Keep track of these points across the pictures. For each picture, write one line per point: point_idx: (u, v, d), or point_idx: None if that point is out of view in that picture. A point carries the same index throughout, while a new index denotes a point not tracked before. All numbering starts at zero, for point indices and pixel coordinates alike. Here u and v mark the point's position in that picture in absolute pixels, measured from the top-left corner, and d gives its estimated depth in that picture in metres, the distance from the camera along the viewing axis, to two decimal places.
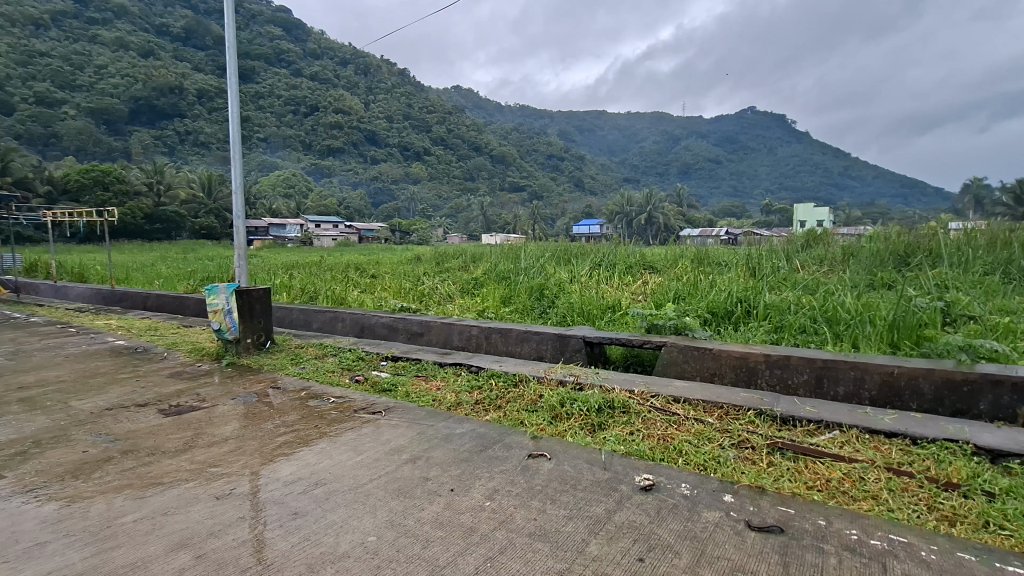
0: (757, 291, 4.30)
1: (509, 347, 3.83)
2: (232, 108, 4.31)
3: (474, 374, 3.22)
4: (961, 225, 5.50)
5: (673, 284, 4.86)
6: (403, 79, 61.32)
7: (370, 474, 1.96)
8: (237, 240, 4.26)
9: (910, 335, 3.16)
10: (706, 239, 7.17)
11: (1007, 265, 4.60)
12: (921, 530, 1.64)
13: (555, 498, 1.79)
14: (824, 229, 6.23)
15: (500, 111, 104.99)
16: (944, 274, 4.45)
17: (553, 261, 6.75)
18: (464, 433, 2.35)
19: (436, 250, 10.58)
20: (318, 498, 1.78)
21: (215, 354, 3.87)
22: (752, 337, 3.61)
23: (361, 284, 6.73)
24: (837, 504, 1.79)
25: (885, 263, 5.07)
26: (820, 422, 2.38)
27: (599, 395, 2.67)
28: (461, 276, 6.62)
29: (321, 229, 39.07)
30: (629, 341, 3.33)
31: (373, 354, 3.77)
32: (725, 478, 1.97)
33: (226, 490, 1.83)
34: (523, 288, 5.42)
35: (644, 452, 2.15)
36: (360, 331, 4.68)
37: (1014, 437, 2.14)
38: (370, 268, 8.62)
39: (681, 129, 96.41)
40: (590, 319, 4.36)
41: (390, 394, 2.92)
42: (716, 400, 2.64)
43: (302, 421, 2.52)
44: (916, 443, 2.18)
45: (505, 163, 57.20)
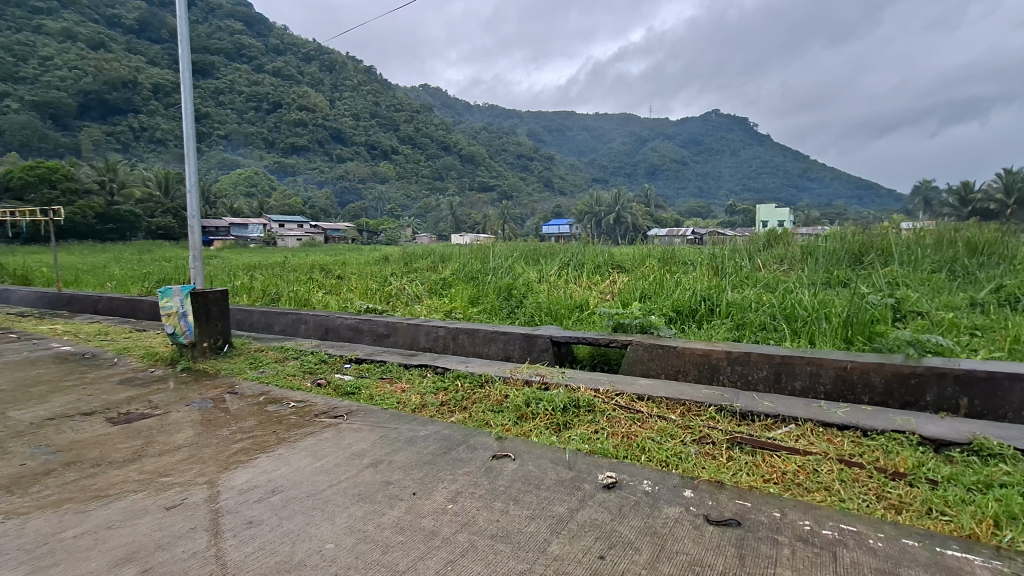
0: (719, 289, 4.39)
1: (477, 347, 3.82)
2: (184, 103, 4.14)
3: (440, 375, 3.20)
4: (913, 225, 5.75)
5: (639, 284, 4.92)
6: (370, 77, 60.52)
7: (330, 479, 1.91)
8: (192, 240, 4.11)
9: (862, 331, 3.28)
10: (672, 239, 7.29)
11: (953, 263, 4.84)
12: (870, 519, 1.71)
13: (518, 498, 1.79)
14: (784, 229, 6.39)
15: (469, 110, 104.86)
16: (895, 273, 4.64)
17: (522, 261, 6.76)
18: (427, 435, 2.32)
19: (404, 250, 10.47)
20: (275, 505, 1.73)
21: (170, 358, 3.72)
22: (714, 335, 3.70)
23: (325, 285, 6.61)
24: (791, 496, 1.85)
25: (841, 262, 5.26)
26: (777, 417, 2.45)
27: (564, 394, 2.68)
28: (429, 276, 6.55)
29: (285, 229, 38.10)
30: (595, 341, 3.36)
31: (337, 356, 3.70)
32: (687, 474, 2.00)
33: (177, 500, 1.76)
34: (492, 288, 5.40)
35: (609, 450, 2.17)
36: (324, 333, 4.58)
37: (956, 427, 2.25)
38: (335, 268, 8.49)
39: (648, 130, 98.09)
40: (558, 318, 4.37)
41: (354, 397, 2.87)
42: (679, 397, 2.68)
43: (260, 427, 2.44)
44: (866, 435, 2.27)
45: (474, 163, 57.11)
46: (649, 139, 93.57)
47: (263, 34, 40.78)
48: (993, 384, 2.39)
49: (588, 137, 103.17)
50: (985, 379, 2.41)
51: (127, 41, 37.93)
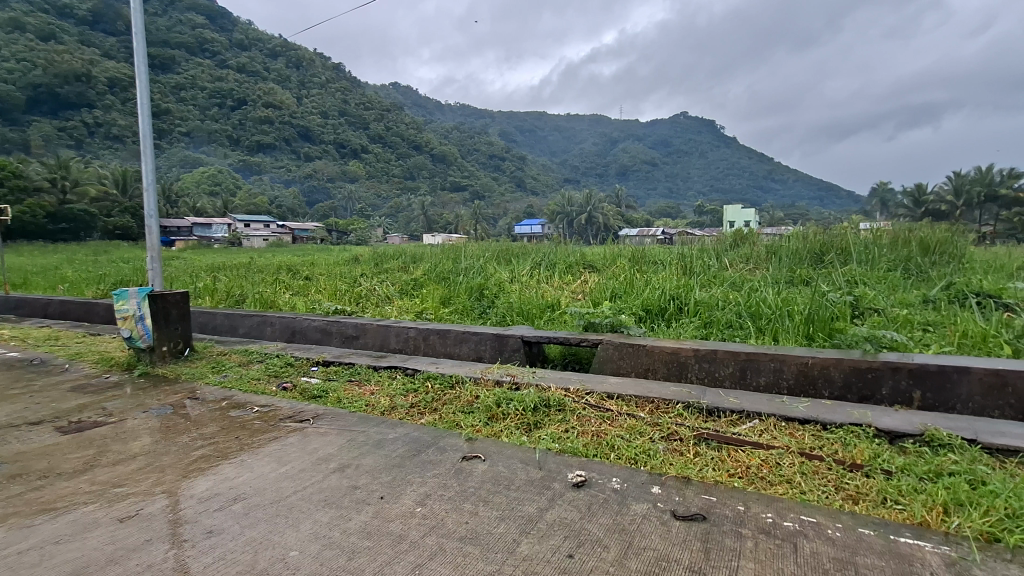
0: (688, 288, 4.47)
1: (448, 348, 3.79)
2: (140, 99, 3.98)
3: (410, 377, 3.16)
4: (871, 225, 5.98)
5: (609, 283, 4.96)
6: (338, 74, 59.46)
7: (295, 485, 1.87)
8: (148, 240, 3.95)
9: (823, 328, 3.39)
10: (643, 239, 7.38)
11: (908, 262, 5.06)
12: (827, 510, 1.76)
13: (488, 499, 1.79)
14: (751, 229, 6.55)
15: (440, 109, 104.42)
16: (853, 272, 4.83)
17: (493, 261, 6.76)
18: (396, 438, 2.29)
19: (374, 250, 10.34)
20: (236, 513, 1.68)
21: (126, 363, 3.58)
22: (683, 333, 3.77)
23: (292, 287, 6.47)
24: (754, 490, 1.89)
25: (803, 261, 5.43)
26: (742, 412, 2.51)
27: (534, 394, 2.68)
28: (400, 277, 6.47)
29: (251, 229, 37.12)
30: (566, 340, 3.38)
31: (303, 359, 3.62)
32: (654, 470, 2.03)
33: (132, 511, 1.69)
34: (463, 288, 5.38)
35: (578, 448, 2.18)
36: (291, 335, 4.48)
37: (909, 419, 2.34)
38: (304, 269, 8.33)
39: (619, 131, 99.39)
40: (529, 318, 4.38)
41: (321, 400, 2.81)
42: (648, 395, 2.72)
43: (221, 433, 2.36)
44: (825, 428, 2.34)
45: (445, 162, 56.81)
46: (620, 140, 94.77)
47: (227, 28, 39.55)
48: (944, 377, 2.50)
49: (559, 138, 103.77)
50: (936, 373, 2.52)
51: (80, 32, 36.25)
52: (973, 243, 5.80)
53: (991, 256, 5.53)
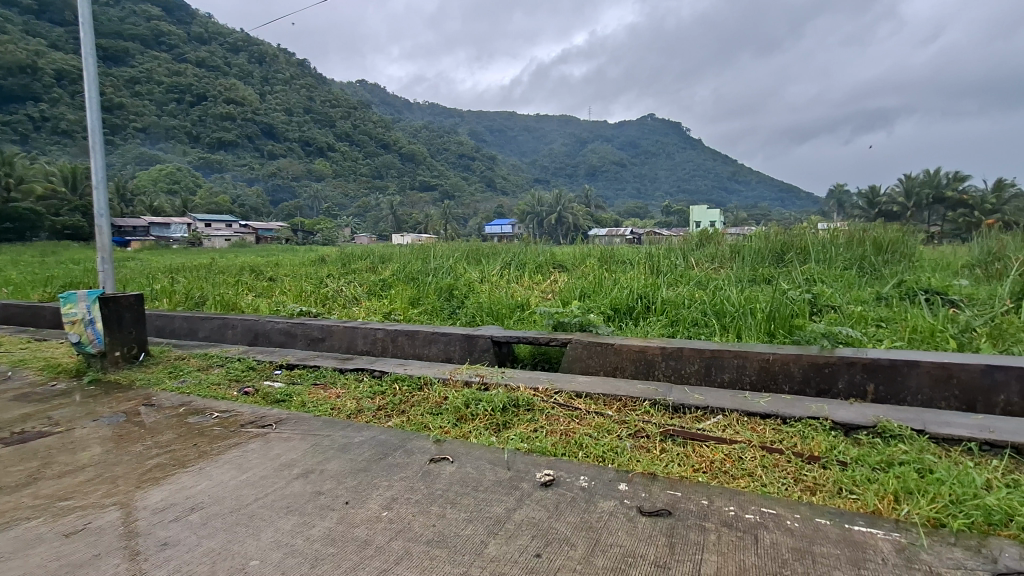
0: (655, 287, 4.55)
1: (417, 349, 3.75)
2: (88, 93, 3.80)
3: (377, 379, 3.11)
4: (828, 225, 6.20)
5: (578, 283, 5.00)
6: (303, 71, 58.23)
7: (256, 492, 1.82)
8: (99, 241, 3.78)
9: (783, 325, 3.50)
10: (612, 239, 7.46)
11: (862, 261, 5.27)
12: (787, 501, 1.82)
13: (456, 501, 1.77)
14: (716, 229, 6.70)
15: (409, 107, 103.29)
16: (812, 270, 5.01)
17: (463, 261, 6.73)
18: (362, 441, 2.26)
19: (342, 250, 10.18)
20: (193, 523, 1.62)
21: (75, 371, 3.42)
22: (651, 331, 3.84)
23: (256, 288, 6.30)
24: (717, 484, 1.94)
25: (764, 260, 5.61)
26: (706, 409, 2.57)
27: (503, 394, 2.68)
28: (367, 278, 6.36)
29: (212, 229, 35.85)
30: (535, 340, 3.39)
31: (266, 362, 3.52)
32: (621, 467, 2.05)
33: (79, 525, 1.61)
34: (433, 288, 5.34)
35: (546, 448, 2.19)
36: (253, 338, 4.36)
37: (864, 412, 2.44)
38: (268, 270, 8.11)
39: (588, 132, 100.47)
40: (498, 318, 4.38)
41: (284, 404, 2.74)
42: (615, 393, 2.75)
43: (178, 441, 2.27)
44: (785, 422, 2.41)
45: (414, 162, 56.30)
46: (589, 142, 95.77)
47: (185, 21, 38.13)
48: (895, 371, 2.61)
49: (530, 138, 104.11)
50: (888, 367, 2.63)
51: (24, 21, 34.33)
52: (922, 243, 6.07)
53: (938, 255, 5.83)
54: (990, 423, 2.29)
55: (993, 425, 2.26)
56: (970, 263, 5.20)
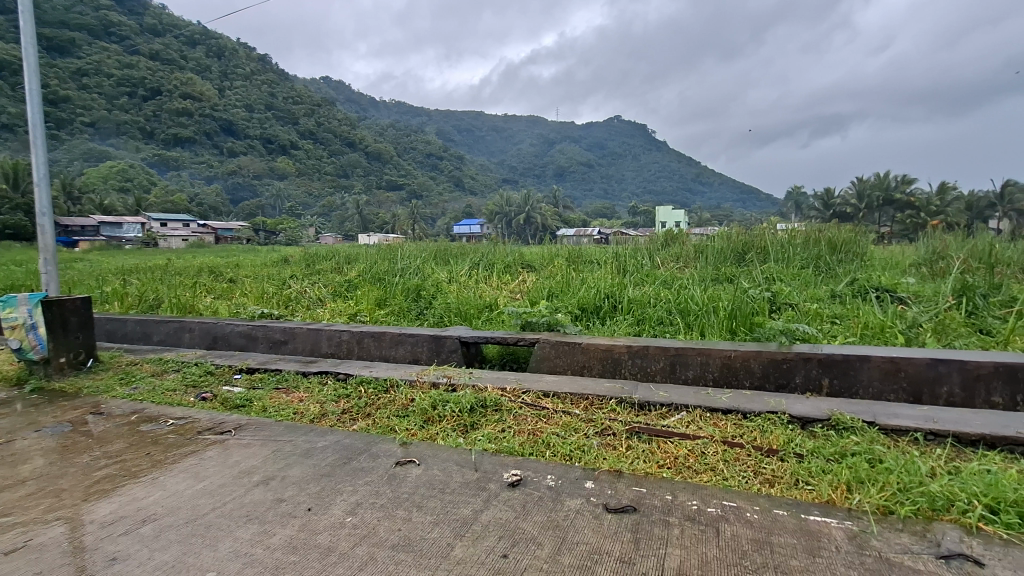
0: (622, 286, 4.61)
1: (384, 351, 3.70)
2: (29, 85, 3.59)
3: (342, 382, 3.04)
4: (787, 225, 6.43)
5: (546, 283, 5.03)
6: (264, 66, 56.65)
7: (214, 501, 1.76)
8: (42, 241, 3.58)
9: (744, 323, 3.60)
10: (580, 239, 7.53)
11: (818, 260, 5.47)
12: (746, 493, 1.87)
13: (422, 504, 1.75)
14: (681, 229, 6.84)
15: (374, 106, 101.91)
16: (771, 269, 5.17)
17: (431, 261, 6.68)
18: (326, 446, 2.21)
19: (306, 250, 9.97)
20: (145, 536, 1.56)
21: (17, 378, 3.23)
22: (617, 330, 3.91)
23: (215, 290, 6.08)
24: (682, 479, 1.98)
25: (727, 259, 5.78)
26: (670, 405, 2.62)
27: (471, 394, 2.67)
28: (332, 279, 6.24)
29: (168, 229, 34.36)
30: (503, 340, 3.39)
31: (224, 366, 3.41)
32: (588, 465, 2.08)
33: (20, 543, 1.52)
34: (399, 288, 5.28)
35: (514, 447, 2.19)
36: (212, 342, 4.21)
37: (818, 406, 2.54)
38: (228, 271, 7.87)
39: (556, 133, 101.26)
40: (467, 319, 4.36)
41: (243, 410, 2.65)
42: (582, 392, 2.78)
43: (130, 451, 2.17)
44: (746, 417, 2.48)
45: (381, 160, 55.55)
46: (557, 142, 96.51)
47: None
48: (848, 365, 2.72)
49: (498, 138, 104.13)
50: (841, 361, 2.73)
51: None
52: (873, 243, 6.34)
53: (888, 254, 6.11)
54: (934, 414, 2.41)
55: (937, 416, 2.38)
56: (916, 262, 5.46)
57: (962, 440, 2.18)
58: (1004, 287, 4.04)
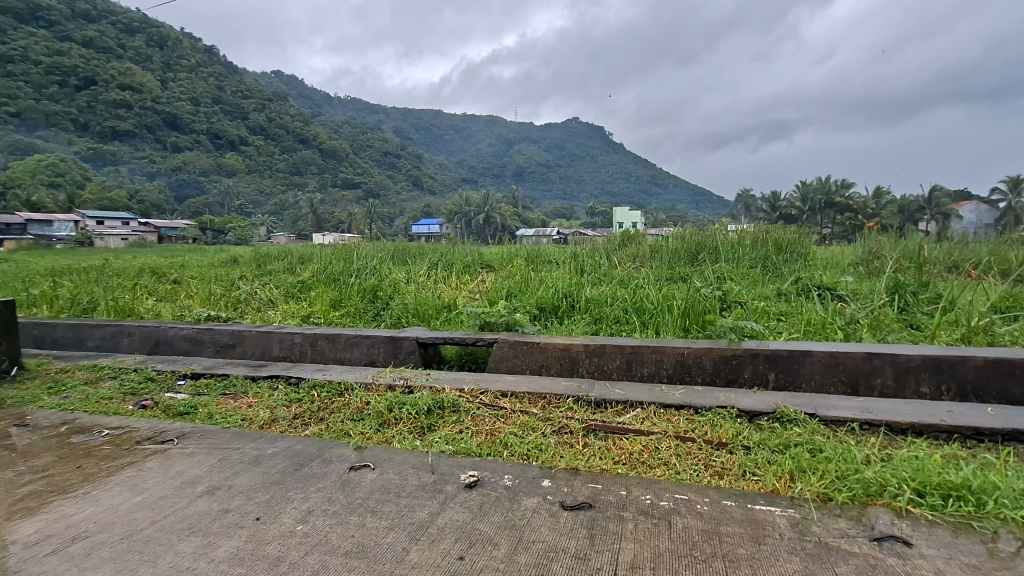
0: (579, 286, 4.67)
1: (338, 353, 3.60)
2: None
3: (293, 387, 2.95)
4: (737, 226, 6.70)
5: (505, 283, 5.04)
6: (211, 59, 54.28)
7: (154, 515, 1.67)
8: None
9: (697, 321, 3.72)
10: (539, 239, 7.59)
11: (766, 260, 5.70)
12: (698, 486, 1.93)
13: (377, 509, 1.72)
14: (637, 229, 7.00)
15: (329, 103, 99.61)
16: (722, 269, 5.35)
17: (389, 261, 6.56)
18: (276, 453, 2.14)
19: (257, 249, 9.61)
20: (76, 554, 1.46)
21: None
22: (575, 329, 3.97)
23: (158, 292, 5.79)
24: (636, 474, 2.02)
25: (680, 258, 5.96)
26: (626, 403, 2.68)
27: (428, 396, 2.64)
28: (284, 279, 6.05)
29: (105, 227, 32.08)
30: (462, 340, 3.37)
31: (167, 372, 3.25)
32: (545, 464, 2.09)
33: None
34: (356, 289, 5.16)
35: (471, 449, 2.18)
36: (153, 346, 3.99)
37: (764, 400, 2.64)
38: (172, 272, 7.56)
39: (515, 134, 101.51)
40: (425, 319, 4.32)
41: (188, 417, 2.53)
42: (540, 391, 2.80)
43: (59, 464, 2.04)
44: (697, 412, 2.56)
45: (336, 158, 54.26)
46: (517, 143, 96.84)
47: None
48: (792, 360, 2.86)
49: (456, 137, 103.68)
50: (786, 356, 2.87)
51: None
52: (815, 243, 6.66)
53: (830, 254, 6.44)
54: (870, 404, 2.57)
55: (872, 406, 2.53)
56: (855, 261, 5.77)
57: (893, 428, 2.33)
58: (930, 286, 4.32)
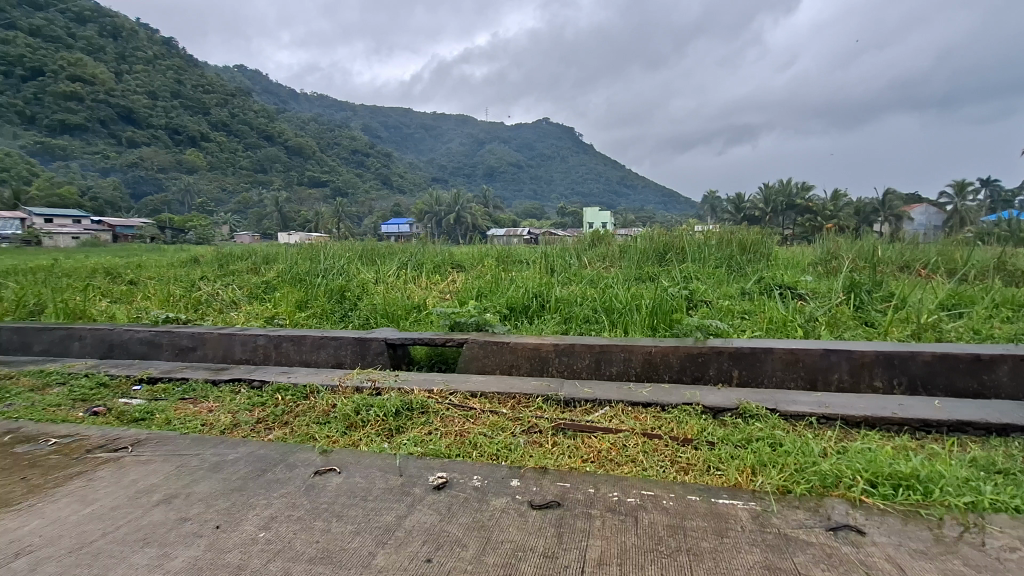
0: (549, 286, 4.70)
1: (304, 355, 3.53)
2: None
3: (257, 390, 2.87)
4: (703, 227, 6.87)
5: (476, 283, 5.03)
6: (169, 51, 52.18)
7: (106, 526, 1.60)
8: None
9: (664, 320, 3.80)
10: (510, 239, 7.59)
11: (731, 260, 5.85)
12: (664, 482, 1.97)
13: (342, 514, 1.69)
14: (608, 229, 7.07)
15: (295, 99, 97.41)
16: (690, 269, 5.45)
17: (357, 261, 6.45)
18: (237, 458, 2.08)
19: (219, 249, 9.26)
20: (19, 572, 1.39)
21: None
22: (545, 329, 3.99)
23: (112, 293, 5.56)
24: (603, 471, 2.05)
25: (649, 258, 6.06)
26: (594, 401, 2.71)
27: (396, 398, 2.61)
28: (248, 279, 5.90)
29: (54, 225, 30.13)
30: (431, 341, 3.35)
31: (122, 377, 3.11)
32: (515, 464, 2.09)
33: None
34: (323, 290, 5.04)
35: (440, 450, 2.17)
36: (108, 350, 3.83)
37: (728, 396, 2.72)
38: (128, 272, 7.25)
39: (485, 134, 101.34)
40: (394, 319, 4.28)
41: (144, 424, 2.44)
42: (509, 391, 2.80)
43: (1, 475, 1.93)
44: (664, 410, 2.61)
45: (302, 156, 53.13)
46: (488, 142, 96.74)
47: None
48: (754, 357, 2.94)
49: (426, 136, 102.92)
50: (749, 353, 2.95)
51: None
52: (778, 243, 6.87)
53: (791, 254, 6.65)
54: (827, 399, 2.66)
55: (829, 401, 2.63)
56: (815, 261, 5.98)
57: (848, 422, 2.42)
58: (884, 285, 4.51)
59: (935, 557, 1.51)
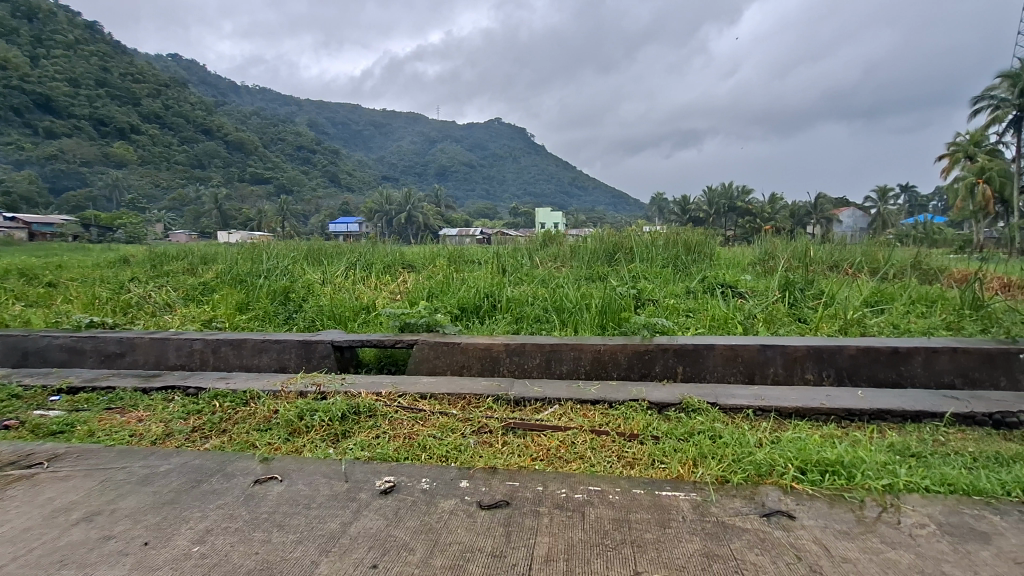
0: (501, 286, 4.70)
1: (245, 360, 3.38)
2: None
3: (192, 398, 2.72)
4: (650, 227, 7.07)
5: (427, 283, 4.97)
6: (92, 36, 48.26)
7: (18, 548, 1.48)
8: None
9: (613, 318, 3.90)
10: (462, 239, 7.54)
11: (676, 259, 6.04)
12: (611, 477, 2.01)
13: (283, 523, 1.64)
14: (558, 229, 7.16)
15: (236, 91, 92.76)
16: (637, 269, 5.60)
17: (302, 261, 6.24)
18: (170, 470, 1.97)
19: (150, 250, 8.67)
20: None
21: None
22: (496, 328, 4.00)
23: (27, 296, 5.13)
24: (552, 469, 2.07)
25: (598, 258, 6.18)
26: (544, 400, 2.73)
27: (342, 401, 2.54)
28: (183, 280, 5.61)
29: None
30: (380, 342, 3.29)
31: (37, 387, 2.87)
32: (464, 465, 2.09)
33: None
34: (265, 291, 4.84)
35: (387, 453, 2.13)
36: (22, 358, 3.54)
37: (672, 392, 2.81)
38: (46, 273, 6.71)
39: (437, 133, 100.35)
40: (342, 322, 4.18)
41: (62, 437, 2.27)
42: (459, 392, 2.79)
43: None
44: (611, 407, 2.68)
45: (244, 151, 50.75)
46: (439, 142, 95.92)
47: None
48: (697, 353, 3.06)
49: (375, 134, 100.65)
50: (692, 350, 3.06)
51: None
52: (720, 243, 7.16)
53: (733, 254, 6.96)
54: (762, 392, 2.81)
55: (765, 394, 2.77)
56: (754, 261, 6.28)
57: (782, 413, 2.56)
58: (815, 283, 4.79)
59: (857, 536, 1.63)
